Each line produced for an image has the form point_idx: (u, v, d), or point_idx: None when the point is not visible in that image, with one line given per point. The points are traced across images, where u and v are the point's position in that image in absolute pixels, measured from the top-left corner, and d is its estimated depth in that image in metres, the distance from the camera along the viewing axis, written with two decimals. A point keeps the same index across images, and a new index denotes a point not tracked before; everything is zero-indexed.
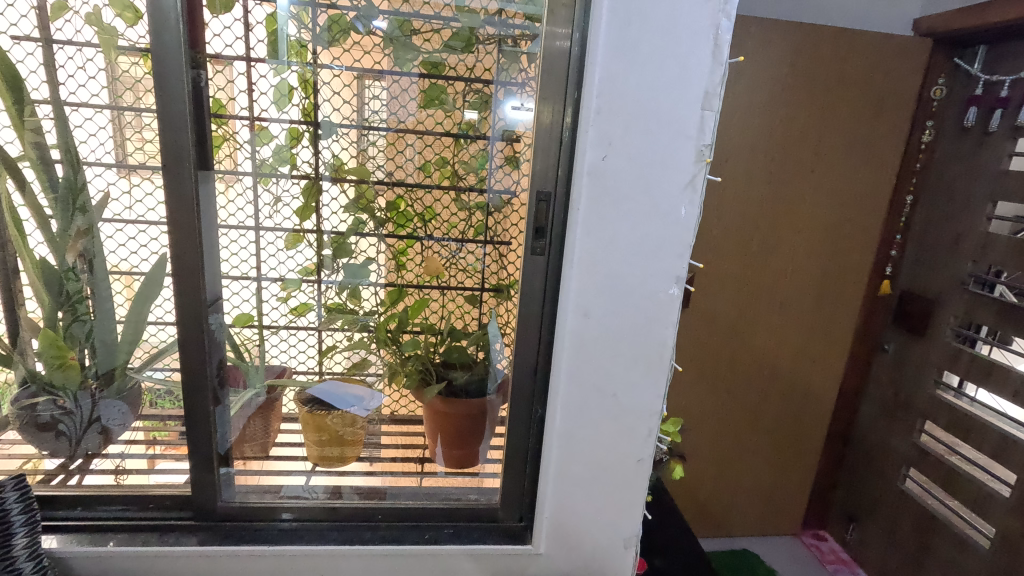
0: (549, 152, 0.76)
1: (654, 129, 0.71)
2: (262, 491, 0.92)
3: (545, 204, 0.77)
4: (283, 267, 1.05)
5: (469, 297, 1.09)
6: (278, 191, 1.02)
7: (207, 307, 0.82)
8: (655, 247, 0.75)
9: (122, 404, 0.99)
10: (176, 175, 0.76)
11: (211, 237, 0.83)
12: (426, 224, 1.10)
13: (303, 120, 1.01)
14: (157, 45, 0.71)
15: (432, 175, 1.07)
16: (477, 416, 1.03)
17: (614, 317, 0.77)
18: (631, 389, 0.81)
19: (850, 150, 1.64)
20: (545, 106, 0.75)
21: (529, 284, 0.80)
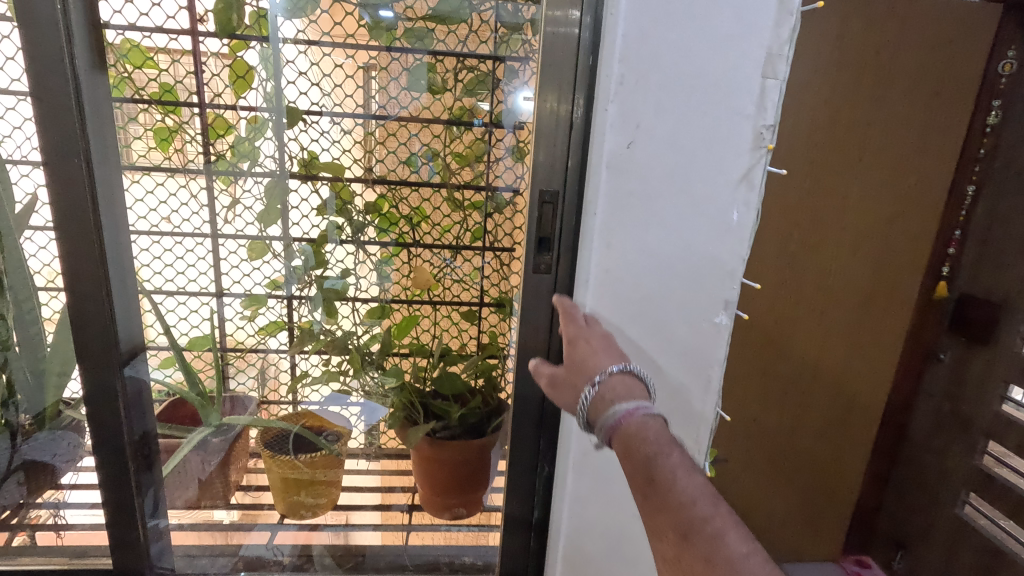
0: (553, 142, 0.58)
1: (694, 113, 0.54)
2: (213, 553, 0.89)
3: (551, 206, 0.60)
4: (248, 280, 0.91)
5: (466, 313, 0.92)
6: (238, 192, 0.87)
7: (109, 346, 0.69)
8: (697, 268, 0.59)
9: (71, 436, 0.84)
10: (62, 181, 0.63)
11: (118, 259, 0.70)
12: (416, 228, 0.91)
13: (266, 106, 0.84)
14: (24, 22, 0.58)
15: (420, 171, 0.88)
16: (473, 460, 0.88)
17: (644, 354, 0.62)
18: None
19: (901, 136, 1.44)
20: (548, 83, 0.57)
21: (530, 306, 0.64)
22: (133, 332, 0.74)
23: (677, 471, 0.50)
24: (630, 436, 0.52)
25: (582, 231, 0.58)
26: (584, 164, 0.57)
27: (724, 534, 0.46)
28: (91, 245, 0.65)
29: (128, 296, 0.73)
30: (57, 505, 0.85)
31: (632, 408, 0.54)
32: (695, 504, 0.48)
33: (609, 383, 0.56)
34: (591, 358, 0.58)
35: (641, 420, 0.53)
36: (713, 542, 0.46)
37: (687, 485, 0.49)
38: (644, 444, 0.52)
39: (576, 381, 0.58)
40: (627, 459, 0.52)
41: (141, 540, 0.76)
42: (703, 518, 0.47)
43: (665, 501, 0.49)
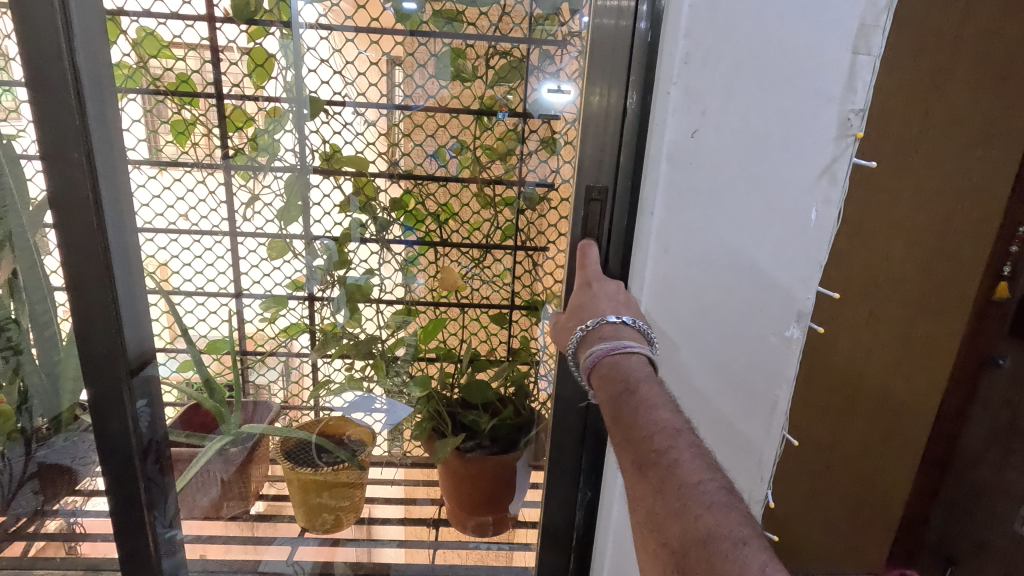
0: (604, 134, 0.52)
1: (771, 96, 0.47)
2: (231, 570, 0.92)
3: (598, 204, 0.53)
4: (268, 280, 0.87)
5: (495, 316, 0.87)
6: (258, 188, 0.83)
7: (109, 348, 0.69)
8: (765, 275, 0.53)
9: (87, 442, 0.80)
10: (65, 181, 0.63)
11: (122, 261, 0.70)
12: (442, 225, 0.85)
13: (286, 97, 0.79)
14: (21, 20, 0.58)
15: (448, 164, 0.82)
16: (503, 479, 0.85)
17: (703, 371, 0.56)
18: (725, 468, 0.60)
19: (980, 110, 1.01)
20: (598, 67, 0.50)
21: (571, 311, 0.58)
22: (143, 342, 0.75)
23: (641, 406, 0.45)
24: (603, 375, 0.49)
25: (636, 233, 0.53)
26: (640, 156, 0.51)
27: (679, 467, 0.41)
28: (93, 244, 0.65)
29: (139, 296, 0.73)
30: (73, 513, 0.87)
31: (606, 349, 0.50)
32: (652, 438, 0.43)
33: (593, 327, 0.52)
34: (591, 304, 0.54)
35: (614, 359, 0.49)
36: (664, 475, 0.41)
37: (648, 419, 0.44)
38: (613, 384, 0.48)
39: (571, 326, 0.55)
40: (600, 395, 0.48)
41: (153, 547, 0.79)
42: (657, 451, 0.42)
43: (625, 437, 0.45)
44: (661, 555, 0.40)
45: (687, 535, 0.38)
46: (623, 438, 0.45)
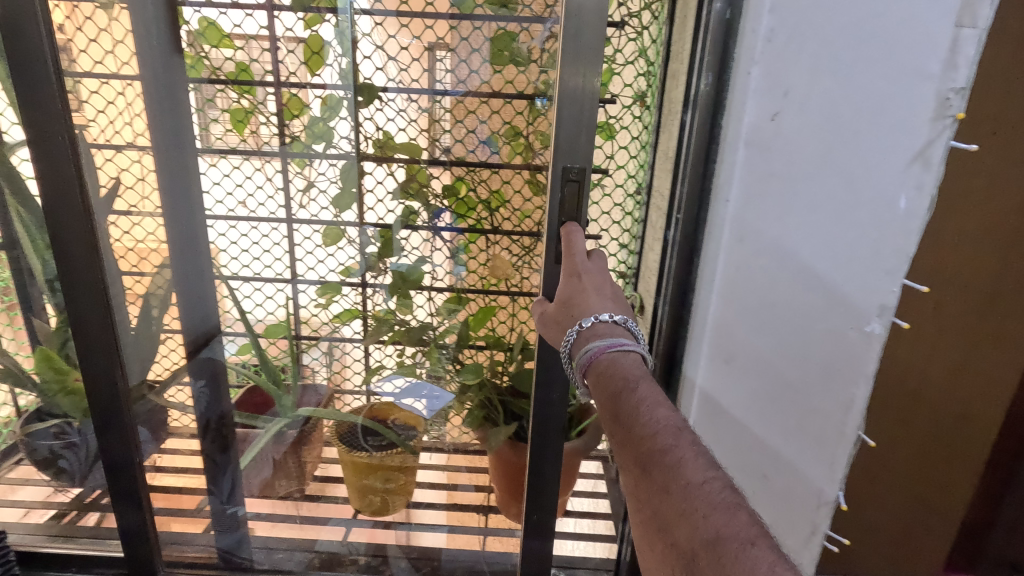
0: (576, 127, 0.61)
1: (856, 77, 0.45)
2: (290, 546, 0.91)
3: (574, 183, 0.62)
4: (322, 266, 0.89)
5: None
6: (313, 174, 0.84)
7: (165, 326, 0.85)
8: (843, 269, 0.50)
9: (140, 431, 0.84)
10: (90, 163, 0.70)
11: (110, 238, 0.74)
12: (493, 213, 0.83)
13: (341, 84, 0.79)
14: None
15: (501, 150, 0.79)
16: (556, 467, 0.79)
17: (770, 370, 0.53)
18: (794, 470, 0.57)
19: None
20: (570, 72, 0.59)
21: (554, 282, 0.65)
22: (208, 321, 0.89)
23: (644, 405, 0.48)
24: (600, 372, 0.53)
25: (708, 221, 0.50)
26: (713, 141, 0.48)
27: (684, 466, 0.42)
28: (153, 230, 0.81)
29: (205, 281, 0.88)
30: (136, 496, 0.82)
31: (603, 346, 0.54)
32: (656, 436, 0.45)
33: (590, 326, 0.57)
34: (579, 295, 0.61)
35: (613, 357, 0.53)
36: (669, 473, 0.42)
37: (649, 418, 0.46)
38: (614, 381, 0.51)
39: (561, 318, 0.61)
40: (599, 394, 0.52)
41: (212, 519, 0.91)
42: (661, 450, 0.44)
43: (629, 435, 0.47)
44: (669, 554, 0.41)
45: (695, 533, 0.39)
46: (627, 436, 0.47)
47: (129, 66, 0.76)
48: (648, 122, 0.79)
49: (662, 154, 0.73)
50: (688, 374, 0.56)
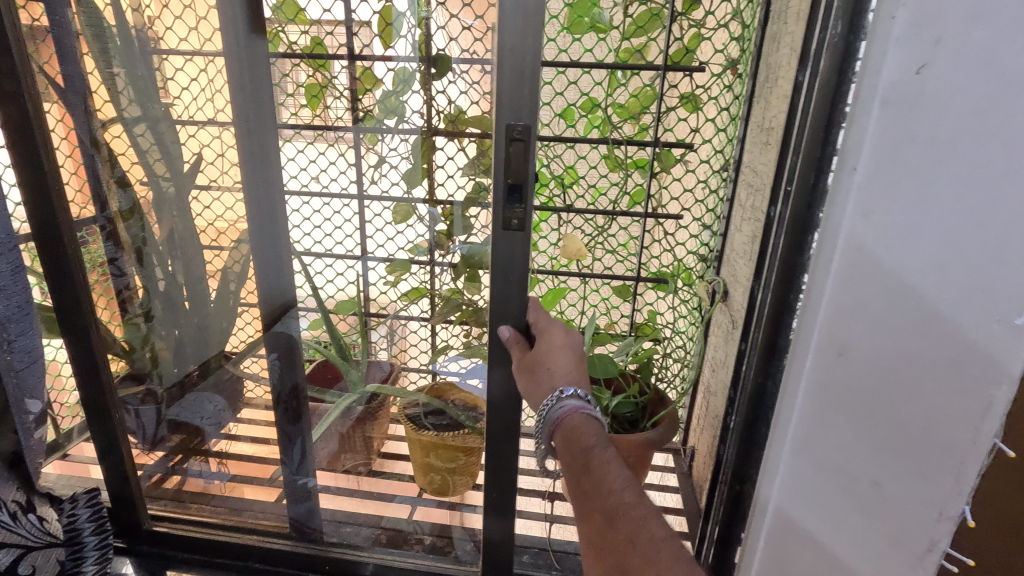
0: (519, 74, 0.51)
1: (998, 51, 0.36)
2: (357, 522, 0.93)
3: (520, 142, 0.53)
4: (392, 244, 0.85)
5: (619, 289, 0.84)
6: (384, 150, 0.81)
7: (240, 300, 0.90)
8: (987, 288, 0.40)
9: (219, 400, 0.94)
10: (157, 146, 0.83)
11: (121, 211, 0.83)
12: (565, 191, 0.82)
13: (416, 57, 0.74)
14: None
15: (576, 125, 0.78)
16: (636, 459, 0.72)
17: (885, 413, 0.44)
18: (911, 496, 0.45)
19: None
20: (510, 19, 0.50)
21: (505, 264, 0.59)
22: (285, 293, 0.89)
23: (610, 465, 0.54)
24: (571, 430, 0.58)
25: (828, 190, 0.42)
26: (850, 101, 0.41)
27: (647, 521, 0.49)
28: (231, 204, 0.85)
29: (282, 257, 0.87)
30: (200, 474, 0.94)
31: (578, 406, 0.59)
32: (624, 491, 0.51)
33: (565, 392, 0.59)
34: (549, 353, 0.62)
35: (582, 416, 0.59)
36: (634, 528, 0.48)
37: (617, 476, 0.52)
38: (584, 440, 0.57)
39: (533, 374, 0.62)
40: (567, 450, 0.57)
41: (284, 489, 0.92)
42: (627, 506, 0.50)
43: (597, 489, 0.52)
44: None
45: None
46: (596, 489, 0.52)
47: (210, 42, 0.77)
48: (738, 92, 0.73)
49: (754, 125, 0.69)
50: (778, 412, 0.48)
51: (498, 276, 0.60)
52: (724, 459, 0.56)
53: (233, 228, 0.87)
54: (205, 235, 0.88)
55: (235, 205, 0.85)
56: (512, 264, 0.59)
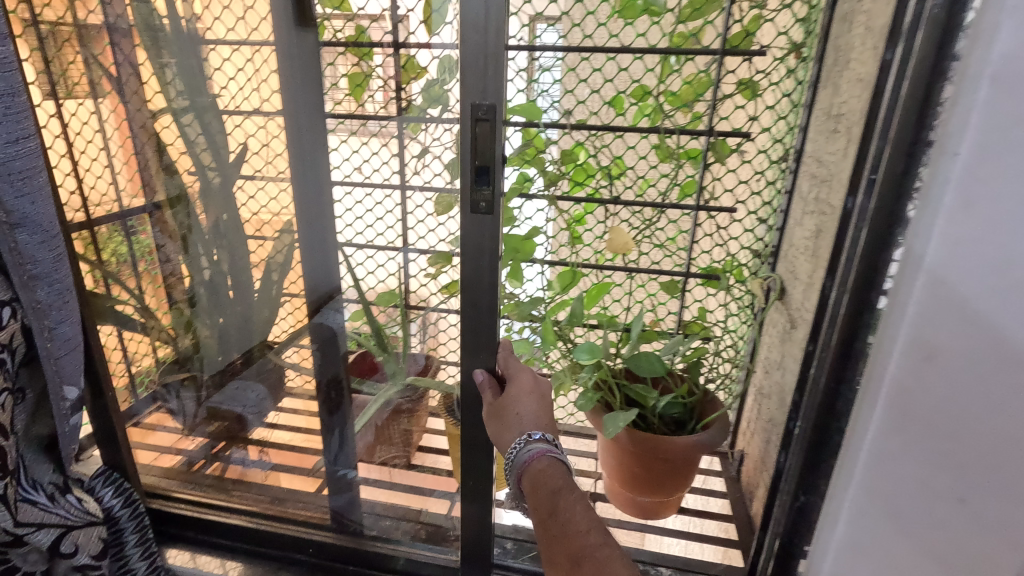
0: (483, 60, 0.54)
1: None
2: (396, 516, 0.91)
3: (486, 122, 0.56)
4: (432, 236, 0.74)
5: (667, 284, 0.80)
6: (427, 139, 0.70)
7: (283, 289, 0.88)
8: None
9: (261, 389, 0.94)
10: (204, 136, 0.81)
11: (168, 197, 0.83)
12: (612, 182, 0.80)
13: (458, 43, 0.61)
14: None
15: (625, 113, 0.76)
16: (678, 460, 0.70)
17: (977, 428, 0.39)
18: (1002, 522, 0.41)
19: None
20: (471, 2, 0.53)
21: (475, 250, 0.62)
22: (331, 281, 0.86)
23: (576, 505, 0.55)
24: (537, 474, 0.59)
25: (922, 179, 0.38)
26: (953, 79, 0.37)
27: (612, 562, 0.49)
28: (275, 195, 0.84)
29: (330, 248, 0.84)
30: (243, 461, 0.95)
31: (543, 449, 0.60)
32: (588, 534, 0.52)
33: (534, 436, 0.61)
34: (514, 396, 0.65)
35: (548, 460, 0.60)
36: (599, 566, 0.49)
37: (581, 517, 0.53)
38: (551, 482, 0.58)
39: (501, 417, 0.64)
40: (534, 495, 0.59)
41: (325, 479, 0.92)
42: (591, 549, 0.50)
43: (563, 532, 0.53)
44: None
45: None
46: (563, 528, 0.53)
47: (258, 33, 0.75)
48: (803, 78, 0.69)
49: (820, 110, 0.65)
50: (854, 420, 0.44)
51: (470, 267, 0.63)
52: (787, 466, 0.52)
53: (277, 220, 0.85)
54: (250, 226, 0.86)
55: (280, 195, 0.83)
56: (481, 248, 0.62)
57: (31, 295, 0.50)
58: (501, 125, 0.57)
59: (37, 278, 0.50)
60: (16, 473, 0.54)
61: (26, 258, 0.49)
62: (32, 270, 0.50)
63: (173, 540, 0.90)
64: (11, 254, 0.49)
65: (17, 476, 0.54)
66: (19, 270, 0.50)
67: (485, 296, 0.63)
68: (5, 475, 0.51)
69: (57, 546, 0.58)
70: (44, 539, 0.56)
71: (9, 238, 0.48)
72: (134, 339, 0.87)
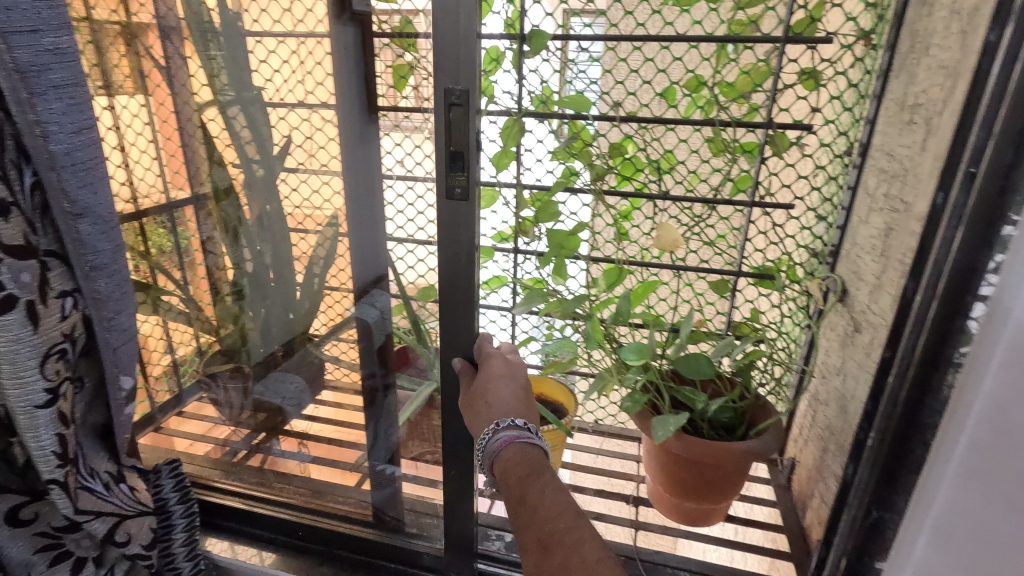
0: (455, 40, 0.52)
1: None
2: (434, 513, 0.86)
3: (459, 107, 0.54)
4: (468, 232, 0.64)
5: (716, 283, 0.76)
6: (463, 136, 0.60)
7: (325, 285, 0.83)
8: None
9: (299, 380, 0.91)
10: (248, 128, 0.77)
11: (218, 190, 0.80)
12: (661, 177, 0.76)
13: (506, 34, 0.71)
14: None
15: (677, 105, 0.73)
16: (730, 466, 0.67)
17: None
18: None
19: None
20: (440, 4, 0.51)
21: (451, 239, 0.60)
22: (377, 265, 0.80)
23: (547, 490, 0.53)
24: (507, 460, 0.57)
25: None
26: None
27: (583, 546, 0.48)
28: (319, 188, 0.79)
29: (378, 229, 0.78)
30: (282, 453, 0.94)
31: (515, 436, 0.57)
32: (559, 518, 0.50)
33: (502, 424, 0.58)
34: (486, 384, 0.62)
35: (519, 446, 0.57)
36: (569, 552, 0.48)
37: (552, 501, 0.52)
38: (520, 469, 0.56)
39: (475, 405, 0.62)
40: (504, 481, 0.56)
41: (363, 474, 0.90)
42: (562, 533, 0.49)
43: (533, 518, 0.51)
44: None
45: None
46: (531, 518, 0.51)
47: (304, 24, 0.70)
48: (870, 67, 0.65)
49: (891, 100, 0.61)
50: (930, 460, 0.42)
51: (444, 255, 0.61)
52: (855, 480, 0.50)
53: (319, 214, 0.80)
54: (290, 219, 0.81)
55: (323, 188, 0.78)
56: (458, 237, 0.60)
57: (91, 285, 0.50)
58: (476, 109, 0.55)
59: (98, 269, 0.50)
60: (77, 461, 0.55)
61: (87, 248, 0.48)
62: (93, 261, 0.49)
63: (218, 530, 0.92)
64: (73, 244, 0.48)
65: (76, 464, 0.55)
66: (80, 261, 0.49)
67: (461, 285, 0.62)
68: (65, 462, 0.52)
69: (110, 534, 0.59)
70: (99, 527, 0.58)
71: (72, 228, 0.47)
72: (179, 331, 0.88)
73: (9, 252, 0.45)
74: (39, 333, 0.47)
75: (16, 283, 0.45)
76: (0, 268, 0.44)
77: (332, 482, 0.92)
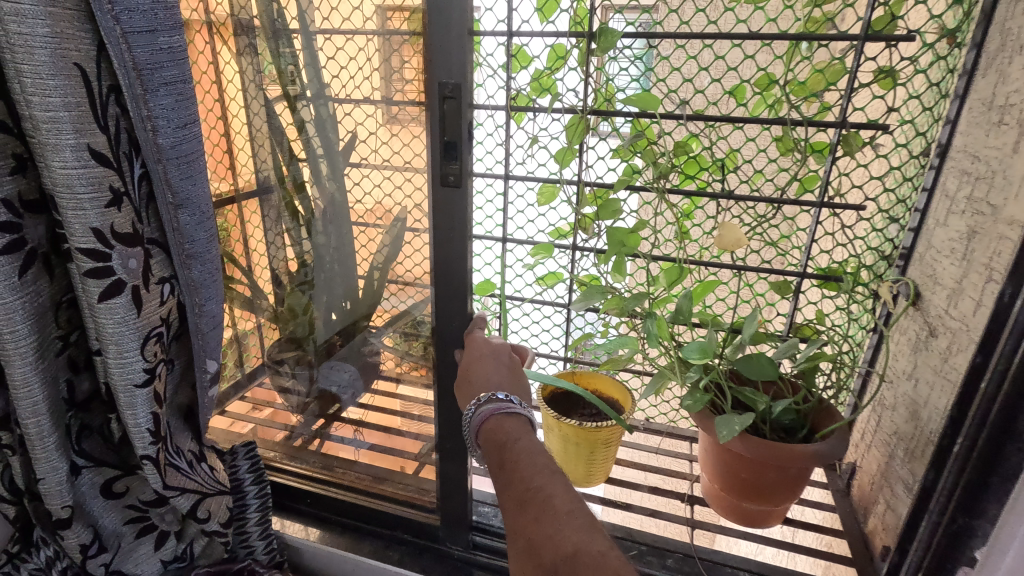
0: (448, 39, 0.59)
1: None
2: None
3: (452, 100, 0.61)
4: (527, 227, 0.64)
5: (778, 283, 0.75)
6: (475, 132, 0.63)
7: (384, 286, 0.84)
8: None
9: (353, 369, 0.92)
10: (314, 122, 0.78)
11: (287, 182, 0.82)
12: (725, 176, 0.76)
13: (573, 32, 0.70)
14: None
15: (746, 103, 0.72)
16: (792, 467, 0.67)
17: None
18: None
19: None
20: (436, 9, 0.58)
21: (446, 222, 0.67)
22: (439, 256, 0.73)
23: (526, 453, 0.54)
24: (489, 430, 0.58)
25: None
26: None
27: (555, 499, 0.48)
28: (379, 182, 0.78)
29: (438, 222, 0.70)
30: (339, 440, 0.97)
31: (494, 407, 0.59)
32: (533, 475, 0.51)
33: (483, 399, 0.60)
34: (473, 363, 0.68)
35: (499, 418, 0.59)
36: (542, 506, 0.48)
37: (529, 460, 0.53)
38: (500, 436, 0.57)
39: (466, 382, 0.68)
40: (488, 449, 0.57)
41: (416, 463, 0.92)
42: (534, 488, 0.50)
43: (511, 478, 0.52)
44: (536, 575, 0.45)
45: (556, 552, 0.44)
46: (509, 476, 0.52)
47: (371, 21, 0.69)
48: (953, 66, 0.63)
49: (976, 100, 0.60)
50: None
51: (438, 236, 0.69)
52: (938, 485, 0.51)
53: (381, 208, 0.79)
54: (353, 213, 0.81)
55: (384, 183, 0.77)
56: (453, 221, 0.67)
57: (187, 273, 0.52)
58: (468, 101, 0.61)
59: (194, 257, 0.52)
60: (166, 440, 0.58)
61: (186, 238, 0.51)
62: (190, 250, 0.51)
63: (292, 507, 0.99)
64: (173, 234, 0.50)
65: (167, 441, 0.58)
66: (178, 250, 0.51)
67: (455, 264, 0.69)
68: (157, 439, 0.55)
69: (193, 510, 0.63)
70: (184, 503, 0.62)
71: (173, 218, 0.50)
72: (243, 316, 0.89)
73: (120, 240, 0.47)
74: (141, 317, 0.50)
75: (125, 270, 0.47)
76: (112, 256, 0.46)
77: (387, 469, 0.95)
